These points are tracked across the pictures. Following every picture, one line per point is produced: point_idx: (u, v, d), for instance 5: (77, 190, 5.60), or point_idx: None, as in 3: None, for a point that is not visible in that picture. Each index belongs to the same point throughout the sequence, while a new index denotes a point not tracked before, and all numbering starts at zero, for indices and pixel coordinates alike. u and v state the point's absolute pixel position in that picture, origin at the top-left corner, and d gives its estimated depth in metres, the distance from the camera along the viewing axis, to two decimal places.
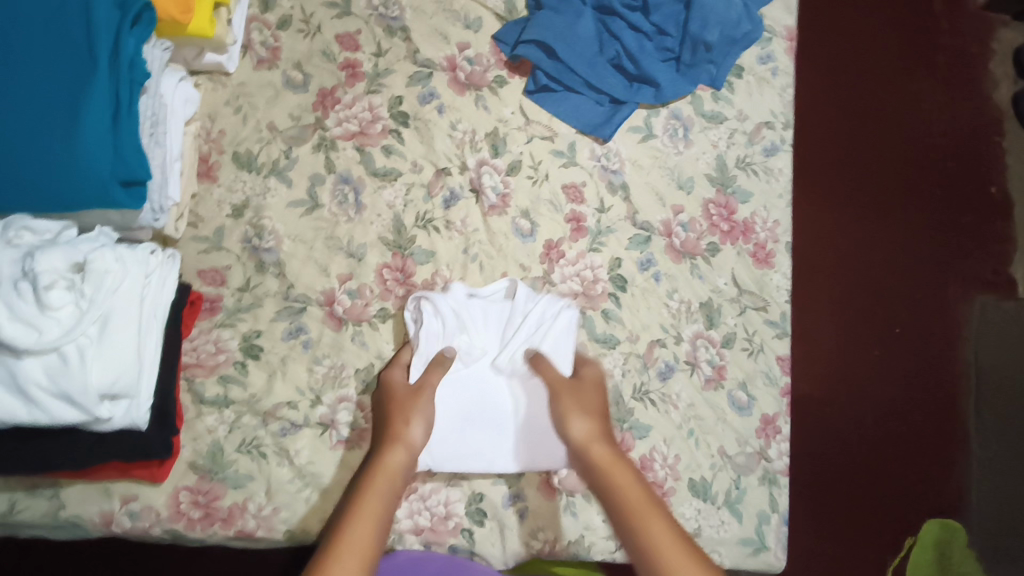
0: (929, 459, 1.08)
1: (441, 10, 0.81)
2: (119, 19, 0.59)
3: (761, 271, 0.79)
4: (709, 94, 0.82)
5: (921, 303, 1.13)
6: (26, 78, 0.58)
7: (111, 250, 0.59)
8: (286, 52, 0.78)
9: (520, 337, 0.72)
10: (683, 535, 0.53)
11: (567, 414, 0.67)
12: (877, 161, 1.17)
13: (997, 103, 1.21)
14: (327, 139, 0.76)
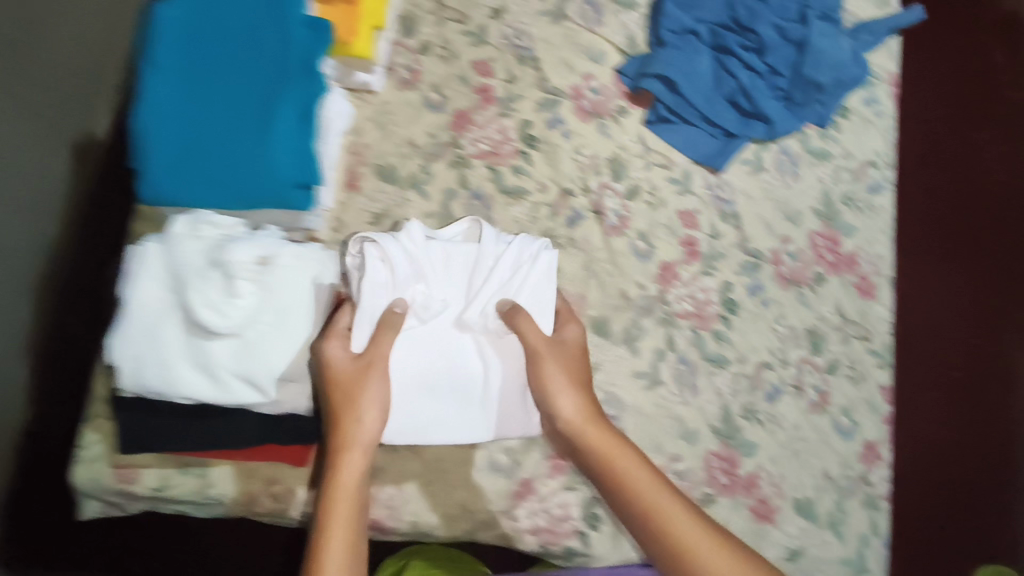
0: None
1: (568, 42, 0.86)
2: (311, 39, 0.64)
3: (864, 302, 0.83)
4: (816, 132, 0.87)
5: None
6: (226, 87, 0.63)
7: (291, 249, 0.64)
8: (425, 75, 0.83)
9: (489, 288, 0.71)
10: (689, 509, 0.63)
11: (552, 394, 0.70)
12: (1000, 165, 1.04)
13: None
14: (462, 157, 0.82)
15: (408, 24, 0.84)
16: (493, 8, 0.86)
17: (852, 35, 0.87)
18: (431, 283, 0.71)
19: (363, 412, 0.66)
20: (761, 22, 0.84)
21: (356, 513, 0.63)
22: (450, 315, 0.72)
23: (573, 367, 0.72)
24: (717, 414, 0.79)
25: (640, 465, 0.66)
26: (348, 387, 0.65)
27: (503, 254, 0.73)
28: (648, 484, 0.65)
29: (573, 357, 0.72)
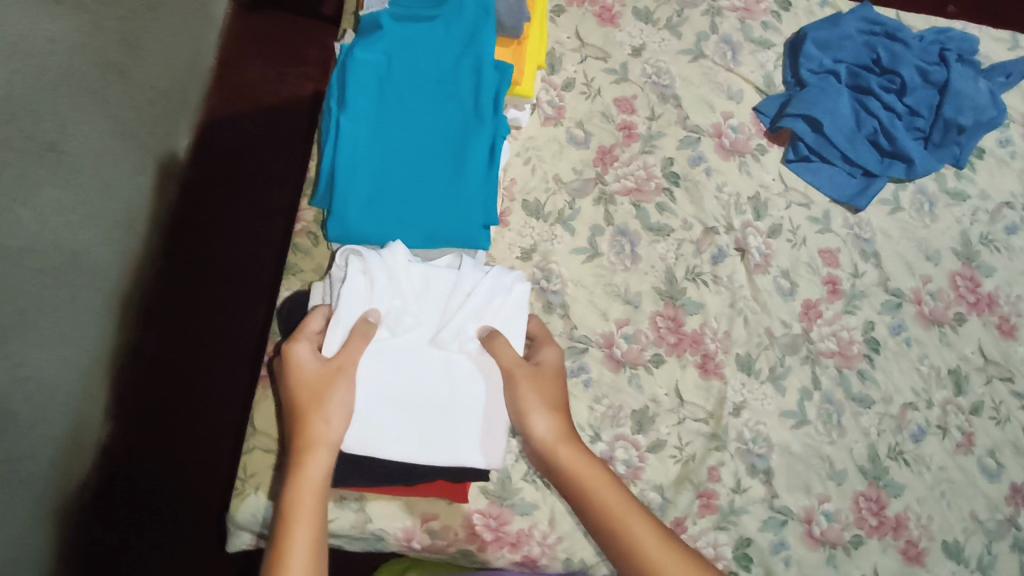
0: None
1: (707, 82, 0.88)
2: (500, 81, 0.65)
3: (1006, 343, 0.83)
4: (952, 172, 0.88)
5: None
6: (416, 127, 0.65)
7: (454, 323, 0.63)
8: (570, 111, 0.85)
9: (465, 310, 0.63)
10: (673, 543, 0.56)
11: (527, 412, 0.61)
12: None
13: None
14: (607, 193, 0.83)
15: (552, 62, 0.86)
16: (634, 47, 0.88)
17: (988, 76, 0.88)
18: (409, 299, 0.63)
19: (328, 414, 0.57)
20: (904, 64, 0.85)
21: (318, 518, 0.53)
22: (423, 332, 0.63)
23: (554, 383, 0.63)
24: (865, 453, 0.79)
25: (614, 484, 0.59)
26: (314, 382, 0.58)
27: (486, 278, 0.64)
28: (629, 512, 0.57)
29: (554, 375, 0.64)
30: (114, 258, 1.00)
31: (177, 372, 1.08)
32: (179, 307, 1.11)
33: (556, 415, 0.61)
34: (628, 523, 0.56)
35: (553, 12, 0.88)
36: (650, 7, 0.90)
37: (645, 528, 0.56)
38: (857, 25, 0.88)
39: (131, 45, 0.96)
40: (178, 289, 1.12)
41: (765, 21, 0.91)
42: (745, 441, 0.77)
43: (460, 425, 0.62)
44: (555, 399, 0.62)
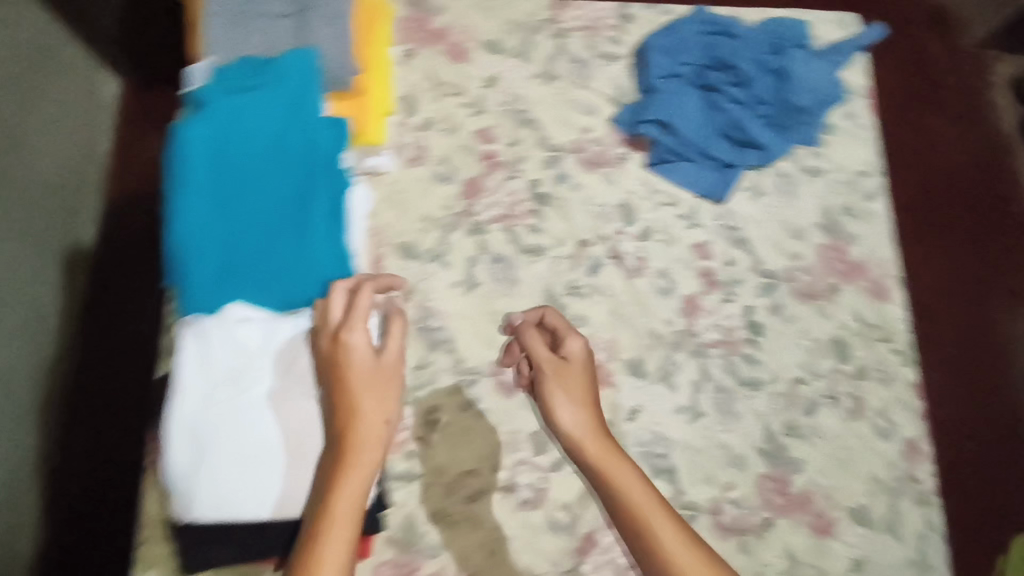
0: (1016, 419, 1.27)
1: (561, 100, 0.91)
2: (335, 137, 0.68)
3: (880, 305, 0.86)
4: (807, 150, 0.91)
5: (995, 297, 1.37)
6: (260, 191, 0.66)
7: (296, 375, 0.63)
8: (432, 150, 0.87)
9: (305, 360, 0.63)
10: (692, 539, 0.58)
11: (558, 404, 0.67)
12: (958, 195, 1.43)
13: (1008, 130, 1.50)
14: (478, 224, 0.84)
15: (408, 103, 0.88)
16: (486, 78, 0.90)
17: (824, 58, 0.93)
18: (250, 358, 0.63)
19: (380, 419, 0.58)
20: (741, 59, 0.90)
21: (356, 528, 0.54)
22: (267, 386, 0.62)
23: (585, 377, 0.69)
24: (763, 434, 0.80)
25: (635, 478, 0.62)
26: (366, 377, 0.59)
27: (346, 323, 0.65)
28: (653, 509, 0.60)
29: (586, 367, 0.69)
30: (29, 360, 0.97)
31: (97, 464, 1.05)
32: (93, 398, 1.08)
33: (585, 407, 0.67)
34: (653, 520, 0.59)
35: (402, 56, 0.90)
36: (498, 38, 0.92)
37: (669, 528, 0.59)
38: (696, 25, 0.92)
39: (14, 144, 0.96)
40: (89, 380, 1.09)
41: (610, 34, 0.94)
42: (644, 444, 0.79)
43: (316, 471, 0.60)
44: (586, 391, 0.68)
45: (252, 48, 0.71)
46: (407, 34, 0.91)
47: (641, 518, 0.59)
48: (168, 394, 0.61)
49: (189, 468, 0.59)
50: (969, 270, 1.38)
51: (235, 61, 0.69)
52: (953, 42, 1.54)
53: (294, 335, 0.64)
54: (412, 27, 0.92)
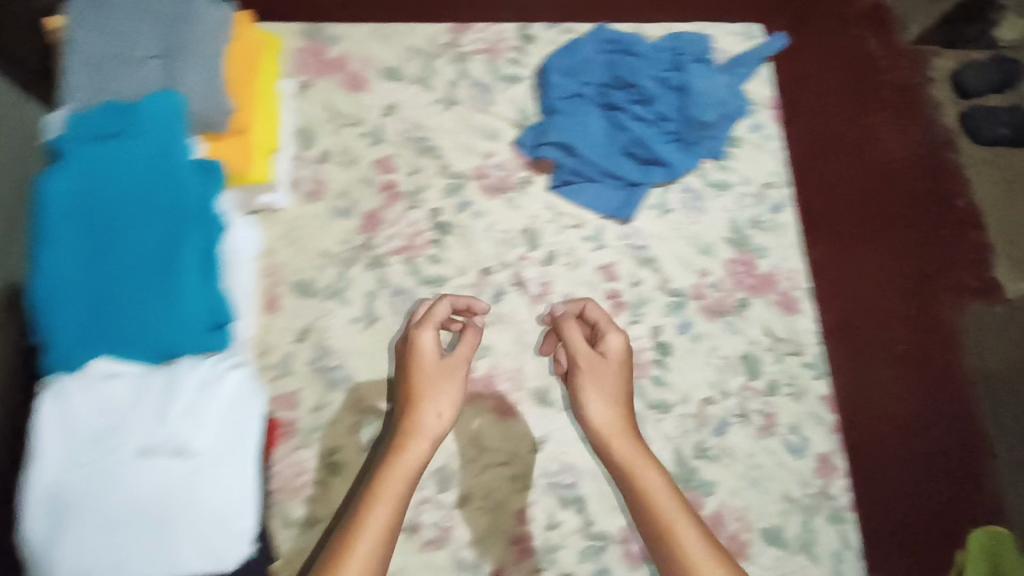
0: (960, 465, 1.02)
1: (463, 125, 0.89)
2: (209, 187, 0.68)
3: (790, 318, 0.85)
4: (713, 165, 0.90)
5: (901, 315, 1.12)
6: (126, 238, 0.64)
7: (161, 429, 0.59)
8: (330, 183, 0.85)
9: (171, 412, 0.59)
10: (710, 541, 0.61)
11: (587, 399, 0.70)
12: (854, 193, 1.20)
13: (946, 125, 1.27)
14: (378, 256, 0.83)
15: (306, 135, 0.86)
16: (385, 106, 0.89)
17: (727, 72, 0.92)
18: (115, 415, 0.60)
19: (432, 409, 0.67)
20: (641, 76, 0.89)
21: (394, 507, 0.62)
22: (130, 443, 0.59)
23: (623, 375, 0.71)
24: (672, 457, 0.79)
25: (663, 484, 0.64)
26: (430, 374, 0.69)
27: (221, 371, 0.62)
28: (674, 510, 0.62)
29: (623, 363, 0.72)
30: None
31: None
32: None
33: (618, 405, 0.70)
34: (674, 524, 0.62)
35: (298, 87, 0.88)
36: (397, 65, 0.91)
37: (688, 531, 0.61)
38: (596, 44, 0.91)
39: None
40: None
41: (511, 56, 0.92)
42: (551, 474, 0.77)
43: (183, 529, 0.57)
44: (621, 389, 0.71)
45: (115, 91, 0.68)
46: (302, 65, 0.89)
47: (659, 519, 0.62)
48: (30, 460, 0.59)
49: (51, 535, 0.57)
50: (875, 263, 1.15)
51: (96, 106, 0.68)
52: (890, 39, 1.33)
53: (162, 387, 0.61)
54: (308, 58, 0.90)
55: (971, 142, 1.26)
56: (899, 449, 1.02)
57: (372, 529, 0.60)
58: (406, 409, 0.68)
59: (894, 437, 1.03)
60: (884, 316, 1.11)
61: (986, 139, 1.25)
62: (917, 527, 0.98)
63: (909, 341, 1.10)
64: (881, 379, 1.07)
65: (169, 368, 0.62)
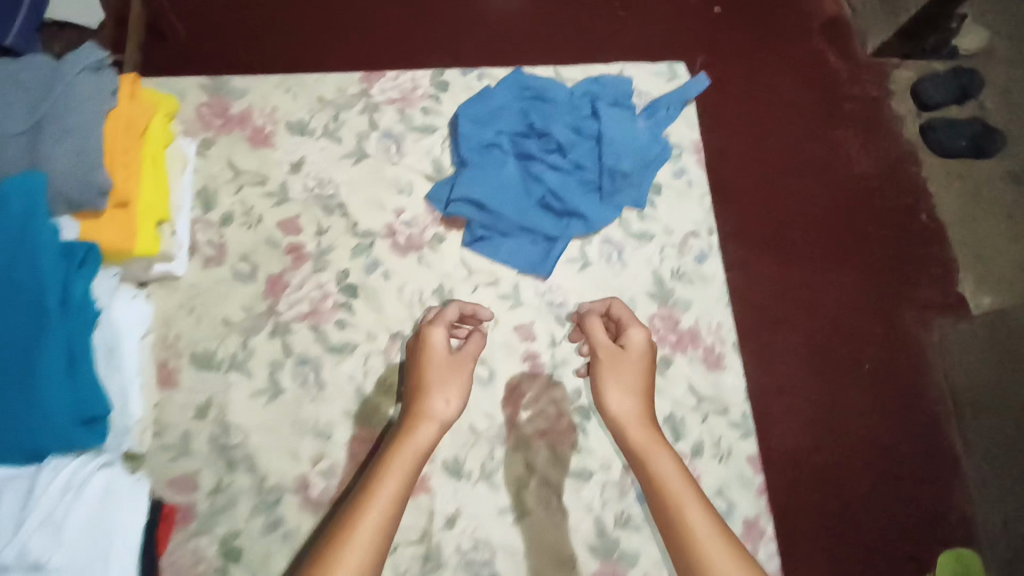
0: (932, 461, 1.12)
1: (374, 180, 0.85)
2: (84, 274, 0.65)
3: (714, 374, 0.83)
4: (635, 214, 0.87)
5: (865, 325, 1.22)
6: None
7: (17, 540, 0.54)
8: (231, 247, 0.81)
9: (31, 519, 0.56)
10: (721, 524, 0.61)
11: (608, 389, 0.72)
12: (812, 209, 1.31)
13: (908, 138, 1.38)
14: (282, 323, 0.79)
15: (206, 198, 0.82)
16: (291, 162, 0.85)
17: (646, 116, 0.90)
18: None
19: (441, 397, 0.69)
20: (554, 125, 0.86)
21: (404, 484, 0.62)
22: None
23: (643, 369, 0.73)
24: (592, 527, 0.76)
25: (678, 469, 0.65)
26: (441, 369, 0.71)
27: (94, 471, 0.60)
28: (684, 494, 0.63)
29: (644, 359, 0.73)
30: None
31: None
32: None
33: (640, 396, 0.71)
34: (684, 502, 0.62)
35: (200, 146, 0.84)
36: (305, 118, 0.87)
37: (699, 510, 0.61)
38: (511, 92, 0.88)
39: None
40: None
41: (424, 105, 0.89)
42: (465, 552, 0.74)
43: None
44: (644, 383, 0.72)
45: None
46: (204, 120, 0.85)
47: (673, 500, 0.62)
48: None
49: None
50: (843, 282, 1.24)
51: None
52: (847, 53, 1.46)
53: (24, 493, 0.57)
54: (211, 112, 0.86)
55: (932, 153, 1.37)
56: (869, 463, 1.10)
57: (377, 504, 0.59)
58: (417, 398, 0.70)
59: (861, 454, 1.11)
60: (851, 332, 1.20)
61: (947, 151, 1.35)
62: (881, 536, 1.07)
63: (874, 359, 1.19)
64: (846, 396, 1.15)
65: (37, 469, 0.59)
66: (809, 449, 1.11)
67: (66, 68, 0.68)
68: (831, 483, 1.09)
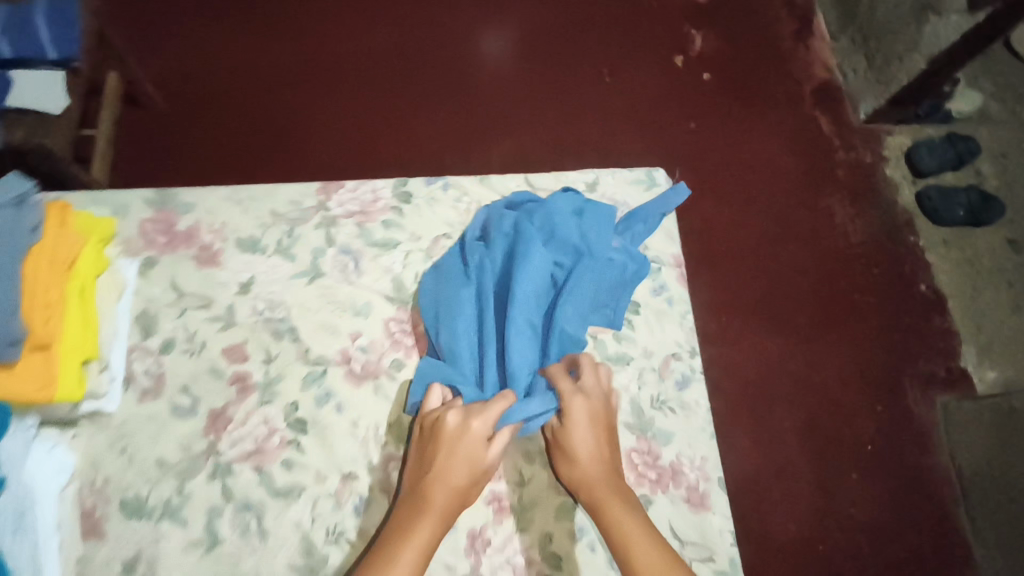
0: (920, 534, 1.19)
1: (328, 303, 0.80)
2: None
3: (699, 516, 0.76)
4: (610, 335, 0.82)
5: (860, 401, 1.27)
6: None
7: None
8: (170, 376, 0.75)
9: None
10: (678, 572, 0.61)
11: (567, 449, 0.72)
12: (808, 280, 1.36)
13: (905, 205, 1.43)
14: (222, 464, 0.72)
15: (145, 322, 0.77)
16: (240, 283, 0.80)
17: (625, 231, 0.85)
18: None
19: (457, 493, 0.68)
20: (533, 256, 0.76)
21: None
22: None
23: (594, 423, 0.72)
24: None
25: (637, 523, 0.66)
26: (473, 446, 0.68)
27: None
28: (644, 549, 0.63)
29: (585, 421, 0.72)
30: None
31: None
32: None
33: (593, 453, 0.71)
34: (634, 546, 0.64)
35: (142, 266, 0.79)
36: (256, 234, 0.82)
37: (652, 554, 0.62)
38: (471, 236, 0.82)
39: None
40: None
41: (386, 219, 0.84)
42: None
43: None
44: (596, 439, 0.72)
45: None
46: (147, 237, 0.80)
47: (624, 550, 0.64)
48: None
49: None
50: (838, 355, 1.30)
51: None
52: (839, 119, 1.50)
53: None
54: (155, 229, 0.81)
55: (929, 221, 1.41)
56: (872, 553, 1.18)
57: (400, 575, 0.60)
58: (437, 471, 0.68)
59: (863, 542, 1.18)
60: (850, 412, 1.26)
61: (945, 221, 1.39)
62: None
63: (875, 438, 1.25)
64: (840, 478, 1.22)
65: None
66: (810, 537, 1.18)
67: None
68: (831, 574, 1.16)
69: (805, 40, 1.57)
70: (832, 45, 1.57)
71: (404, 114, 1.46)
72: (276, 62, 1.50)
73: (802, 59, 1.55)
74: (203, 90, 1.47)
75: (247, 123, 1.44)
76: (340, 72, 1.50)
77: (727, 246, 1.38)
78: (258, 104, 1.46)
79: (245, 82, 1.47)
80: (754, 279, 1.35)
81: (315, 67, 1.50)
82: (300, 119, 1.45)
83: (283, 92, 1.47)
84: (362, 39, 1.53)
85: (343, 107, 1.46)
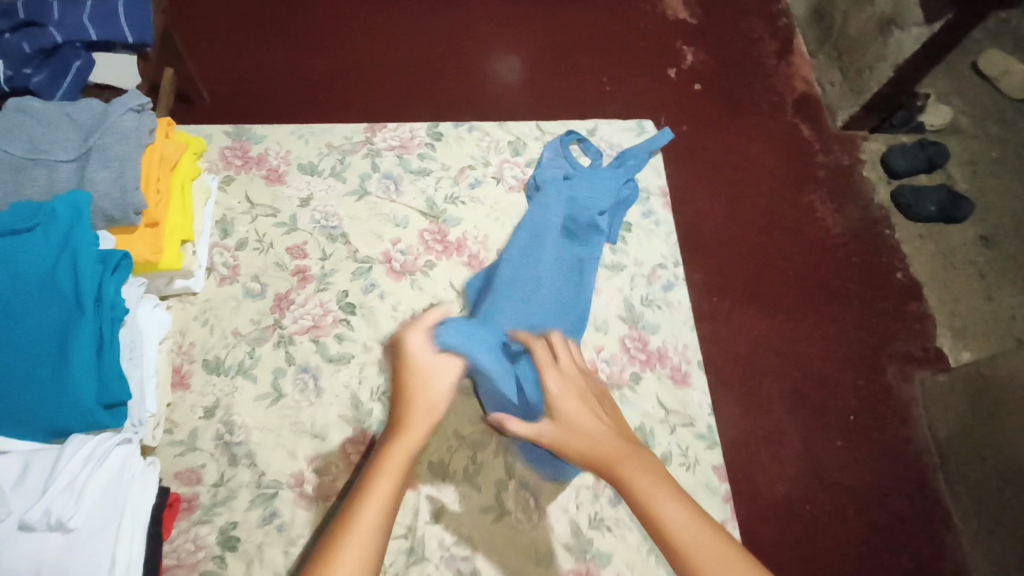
0: (907, 502, 1.17)
1: (374, 216, 0.96)
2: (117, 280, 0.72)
3: (681, 391, 0.90)
4: (608, 247, 0.98)
5: (844, 389, 1.26)
6: (48, 327, 0.69)
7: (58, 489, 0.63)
8: (244, 268, 0.91)
9: (55, 482, 0.63)
10: (707, 521, 0.57)
11: (569, 425, 0.68)
12: (791, 267, 1.38)
13: (880, 202, 1.49)
14: (286, 335, 0.88)
15: (224, 226, 0.94)
16: (301, 198, 0.96)
17: (619, 163, 1.01)
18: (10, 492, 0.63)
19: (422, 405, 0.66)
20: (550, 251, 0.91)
21: (386, 512, 0.56)
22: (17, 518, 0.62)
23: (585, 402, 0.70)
24: (566, 530, 0.82)
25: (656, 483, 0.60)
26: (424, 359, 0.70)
27: (114, 446, 0.69)
28: (674, 507, 0.58)
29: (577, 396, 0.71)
30: None
31: None
32: None
33: (593, 425, 0.68)
34: (658, 506, 0.58)
35: (222, 181, 0.96)
36: (314, 160, 0.99)
37: (690, 523, 0.56)
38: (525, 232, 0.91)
39: None
40: None
41: (421, 152, 1.02)
42: (447, 548, 0.80)
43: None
44: (592, 414, 0.70)
45: (28, 196, 0.73)
46: (226, 160, 0.98)
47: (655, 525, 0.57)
48: None
49: None
50: (821, 336, 1.31)
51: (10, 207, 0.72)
52: (819, 126, 1.59)
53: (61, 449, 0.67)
54: (232, 155, 0.99)
55: (903, 217, 1.47)
56: (858, 516, 1.15)
57: (366, 521, 0.54)
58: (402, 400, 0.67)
59: (848, 504, 1.16)
60: (834, 387, 1.26)
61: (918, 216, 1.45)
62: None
63: (857, 411, 1.24)
64: (828, 455, 1.19)
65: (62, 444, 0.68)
66: (794, 496, 1.15)
67: (113, 109, 0.78)
68: (818, 537, 1.12)
69: (786, 58, 1.68)
70: (811, 61, 1.68)
71: (406, 108, 1.55)
72: (294, 57, 1.61)
73: (784, 74, 1.66)
74: (229, 76, 1.57)
75: (264, 107, 1.54)
76: (351, 67, 1.60)
77: (710, 240, 1.39)
78: (275, 93, 1.56)
79: (266, 74, 1.57)
80: (742, 267, 1.37)
81: (328, 65, 1.60)
82: (312, 110, 1.55)
83: (296, 88, 1.56)
84: (376, 40, 1.64)
85: (353, 97, 1.56)
